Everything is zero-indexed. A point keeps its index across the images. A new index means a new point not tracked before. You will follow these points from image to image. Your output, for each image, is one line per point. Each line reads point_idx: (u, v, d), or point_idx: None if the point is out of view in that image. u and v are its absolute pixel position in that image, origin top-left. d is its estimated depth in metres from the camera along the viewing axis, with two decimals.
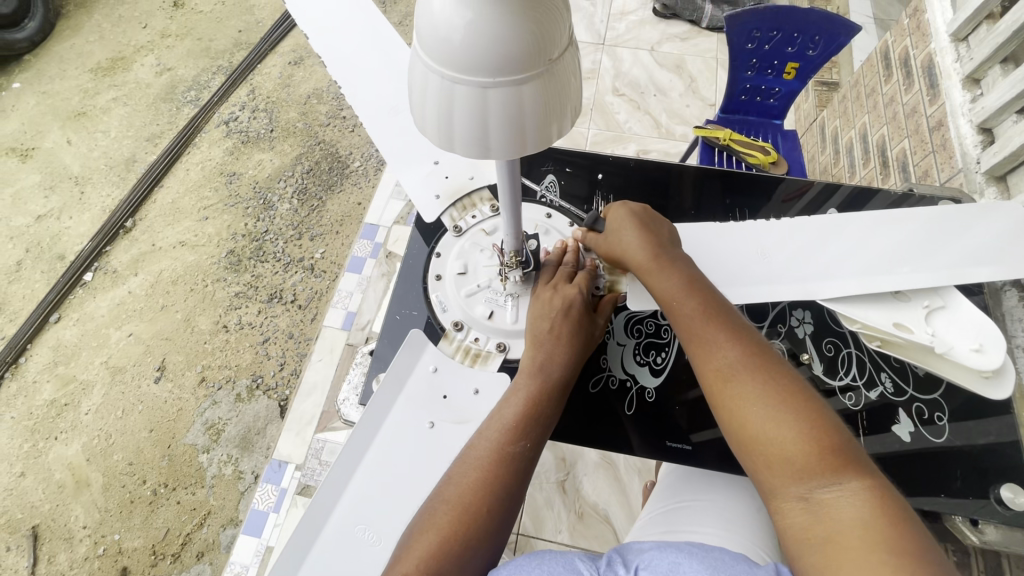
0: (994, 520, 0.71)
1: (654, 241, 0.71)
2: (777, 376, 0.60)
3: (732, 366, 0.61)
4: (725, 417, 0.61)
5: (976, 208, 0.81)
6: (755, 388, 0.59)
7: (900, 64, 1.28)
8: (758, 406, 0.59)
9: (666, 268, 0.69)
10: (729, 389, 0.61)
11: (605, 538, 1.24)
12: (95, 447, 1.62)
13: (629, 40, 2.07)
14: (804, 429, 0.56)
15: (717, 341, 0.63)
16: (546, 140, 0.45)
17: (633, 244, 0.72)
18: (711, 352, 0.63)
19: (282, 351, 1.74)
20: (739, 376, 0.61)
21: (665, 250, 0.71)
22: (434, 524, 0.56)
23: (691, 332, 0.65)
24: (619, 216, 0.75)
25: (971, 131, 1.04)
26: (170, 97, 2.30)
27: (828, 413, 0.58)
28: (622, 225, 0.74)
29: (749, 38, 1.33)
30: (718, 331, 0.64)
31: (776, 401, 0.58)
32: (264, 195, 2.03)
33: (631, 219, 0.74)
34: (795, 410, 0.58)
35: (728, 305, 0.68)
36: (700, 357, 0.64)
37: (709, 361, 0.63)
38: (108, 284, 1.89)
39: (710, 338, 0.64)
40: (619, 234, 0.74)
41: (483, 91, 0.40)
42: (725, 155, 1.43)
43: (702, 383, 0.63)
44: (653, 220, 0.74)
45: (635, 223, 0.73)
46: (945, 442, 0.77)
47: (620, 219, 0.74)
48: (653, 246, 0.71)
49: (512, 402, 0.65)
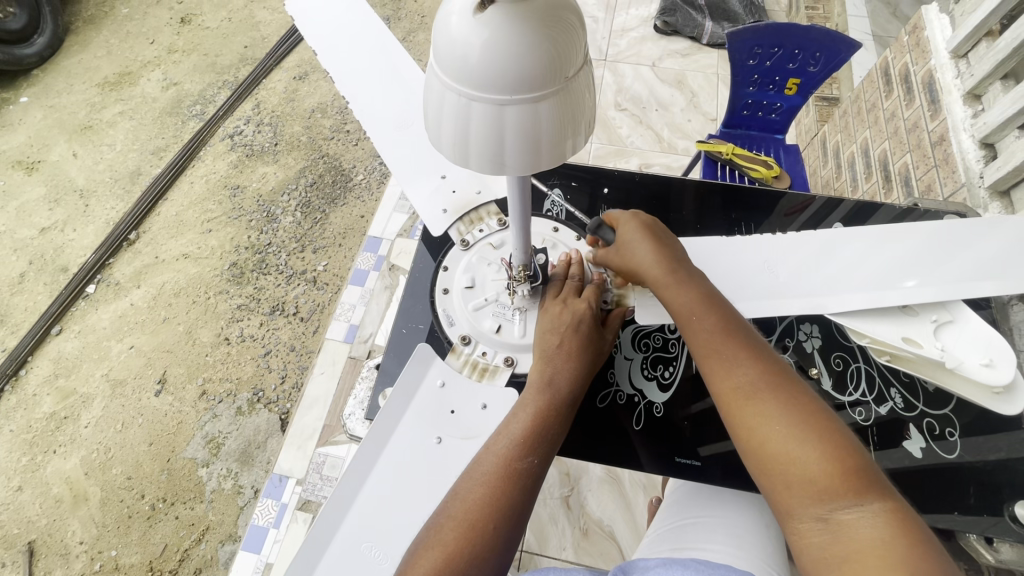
0: (1009, 539, 0.70)
1: (667, 256, 0.70)
2: (795, 396, 0.60)
3: (750, 385, 0.61)
4: (741, 435, 0.60)
5: (981, 224, 0.81)
6: (773, 407, 0.59)
7: (900, 79, 1.30)
8: (777, 425, 0.58)
9: (681, 284, 0.68)
10: (746, 408, 0.60)
11: (611, 555, 1.22)
12: (94, 460, 1.61)
13: (631, 56, 2.09)
14: (823, 449, 0.56)
15: (734, 360, 0.63)
16: (560, 156, 0.45)
17: (645, 259, 0.71)
18: (726, 370, 0.63)
19: (284, 364, 1.73)
20: (756, 395, 0.60)
21: (677, 265, 0.70)
22: (441, 541, 0.56)
23: (706, 349, 0.65)
24: (630, 230, 0.73)
25: (974, 146, 1.05)
26: (176, 111, 2.32)
27: (847, 433, 0.58)
28: (632, 240, 0.73)
29: (751, 54, 1.35)
30: (734, 349, 0.64)
31: (794, 421, 0.58)
32: (267, 208, 2.04)
33: (642, 233, 0.73)
34: (813, 429, 0.57)
35: (744, 322, 0.67)
36: (716, 373, 0.63)
37: (724, 380, 0.62)
38: (110, 295, 1.89)
39: (726, 356, 0.63)
40: (630, 248, 0.73)
41: (499, 108, 0.40)
42: (728, 169, 1.44)
43: (718, 402, 0.63)
44: (664, 234, 0.73)
45: (647, 238, 0.72)
46: (957, 458, 0.76)
47: (630, 234, 0.73)
48: (665, 262, 0.70)
49: (520, 418, 0.65)
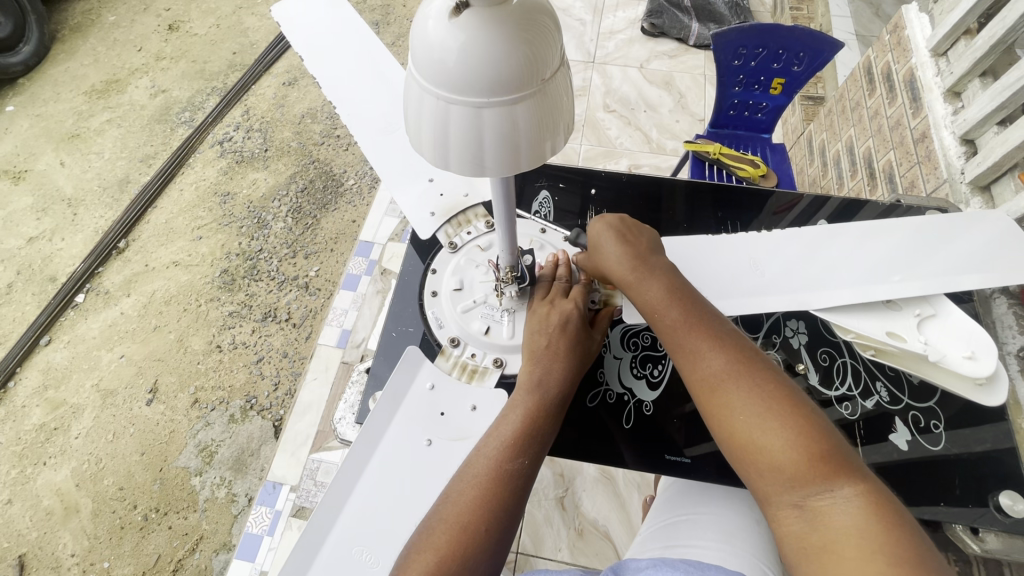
0: (994, 528, 0.71)
1: (633, 251, 0.71)
2: (765, 383, 0.60)
3: (718, 375, 0.61)
4: (715, 426, 0.61)
5: (961, 219, 0.82)
6: (742, 398, 0.59)
7: (883, 78, 1.31)
8: (745, 413, 0.58)
9: (648, 277, 0.69)
10: (715, 398, 0.61)
11: (606, 555, 1.23)
12: (85, 472, 1.59)
13: (619, 58, 2.11)
14: (793, 436, 0.56)
15: (702, 350, 0.63)
16: (540, 157, 0.45)
17: (613, 256, 0.72)
18: (697, 360, 0.63)
19: (276, 371, 1.73)
20: (726, 385, 0.61)
21: (644, 259, 0.70)
22: (433, 543, 0.56)
23: (674, 340, 0.65)
24: (597, 229, 0.75)
25: (955, 142, 1.07)
26: (165, 118, 2.31)
27: (818, 417, 0.58)
28: (600, 237, 0.74)
29: (736, 55, 1.36)
30: (702, 340, 0.64)
31: (763, 408, 0.58)
32: (258, 214, 2.03)
33: (609, 231, 0.73)
34: (782, 417, 0.57)
35: (711, 308, 0.68)
36: (685, 364, 0.64)
37: (695, 371, 0.63)
38: (99, 305, 1.88)
39: (696, 347, 0.64)
40: (598, 245, 0.73)
41: (477, 110, 0.40)
42: (716, 169, 1.45)
43: (690, 393, 0.64)
44: (631, 229, 0.74)
45: (614, 234, 0.73)
46: (941, 450, 0.77)
47: (598, 232, 0.74)
48: (632, 256, 0.71)
49: (508, 420, 0.65)
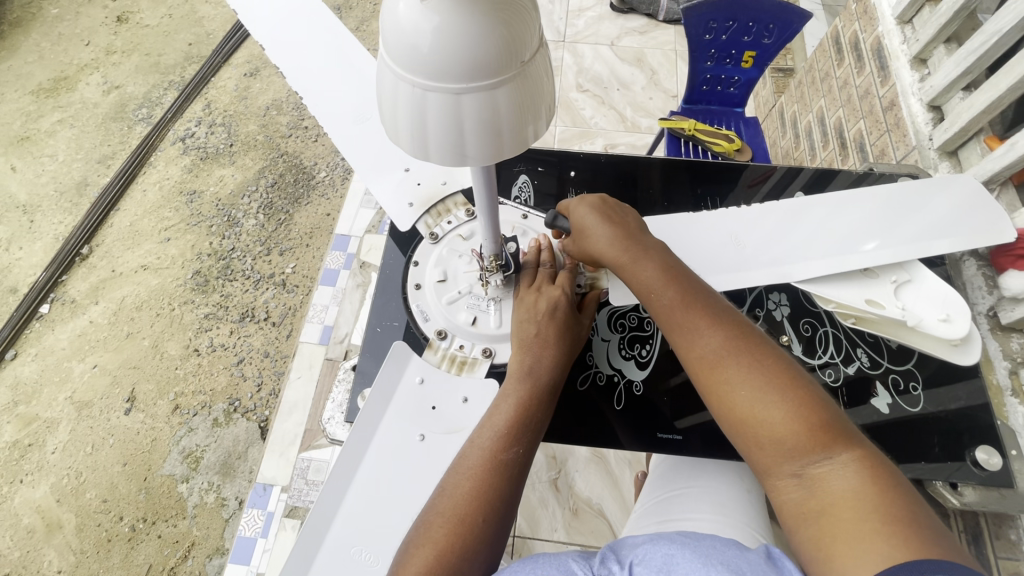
0: (972, 481, 0.74)
1: (624, 233, 0.71)
2: (762, 358, 0.61)
3: (716, 352, 0.62)
4: (714, 402, 0.61)
5: (932, 183, 0.84)
6: (741, 374, 0.60)
7: (851, 47, 1.32)
8: (744, 388, 0.59)
9: (641, 258, 0.68)
10: (713, 375, 0.61)
11: (601, 532, 1.25)
12: (66, 486, 1.55)
13: (589, 36, 2.08)
14: (790, 407, 0.57)
15: (699, 327, 0.64)
16: (522, 142, 0.44)
17: (603, 239, 0.71)
18: (695, 339, 0.63)
19: (259, 371, 1.69)
20: (724, 361, 0.61)
21: (635, 241, 0.70)
22: (430, 538, 0.55)
23: (671, 319, 0.65)
24: (582, 213, 0.74)
25: (922, 109, 1.09)
26: (120, 116, 2.21)
27: (813, 388, 0.59)
28: (588, 221, 0.73)
29: (707, 29, 1.35)
30: (700, 319, 0.64)
31: (762, 382, 0.59)
32: (228, 212, 1.97)
33: (596, 215, 0.73)
34: (779, 389, 0.58)
35: (704, 286, 0.68)
36: (682, 342, 0.64)
37: (693, 349, 0.63)
38: (66, 314, 1.81)
39: (693, 325, 0.64)
40: (585, 228, 0.73)
41: (456, 97, 0.39)
42: (691, 145, 1.45)
43: (689, 372, 0.64)
44: (618, 210, 0.73)
45: (602, 218, 0.72)
46: (921, 410, 0.79)
47: (583, 216, 0.73)
48: (624, 238, 0.70)
49: (502, 410, 0.64)
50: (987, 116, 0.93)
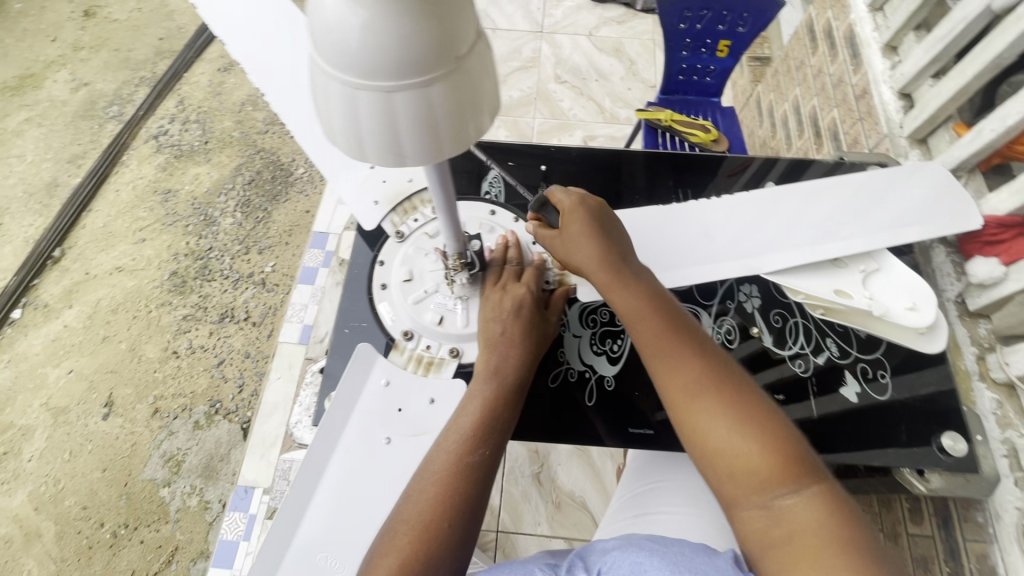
0: (938, 468, 0.75)
1: (611, 254, 0.70)
2: (735, 388, 0.60)
3: (690, 377, 0.61)
4: (684, 427, 0.60)
5: (901, 173, 0.85)
6: (715, 399, 0.59)
7: (825, 35, 1.32)
8: (715, 415, 0.58)
9: (624, 285, 0.68)
10: (686, 397, 0.61)
11: (584, 524, 1.26)
12: (44, 494, 1.52)
13: (567, 26, 2.06)
14: (760, 437, 0.56)
15: (675, 352, 0.63)
16: (463, 141, 0.43)
17: (591, 256, 0.70)
18: (670, 363, 0.63)
19: (240, 372, 1.67)
20: (697, 386, 0.61)
21: (622, 264, 0.70)
22: (395, 546, 0.52)
23: (649, 345, 0.65)
24: (575, 227, 0.73)
25: (893, 97, 1.09)
26: (90, 114, 2.15)
27: (784, 423, 0.59)
28: (579, 237, 0.72)
29: (681, 18, 1.34)
30: (680, 344, 0.64)
31: (733, 410, 0.58)
32: (204, 211, 1.93)
33: (588, 231, 0.72)
34: (750, 419, 0.58)
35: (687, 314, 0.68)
36: (657, 365, 0.64)
37: (668, 373, 0.63)
38: (40, 319, 1.77)
39: (669, 350, 0.63)
40: (575, 243, 0.72)
41: (388, 95, 0.37)
42: (668, 136, 1.44)
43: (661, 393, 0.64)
44: (609, 230, 0.73)
45: (593, 235, 0.72)
46: (889, 398, 0.80)
47: (576, 231, 0.72)
48: (611, 258, 0.70)
49: (467, 411, 0.63)
50: (955, 103, 0.94)
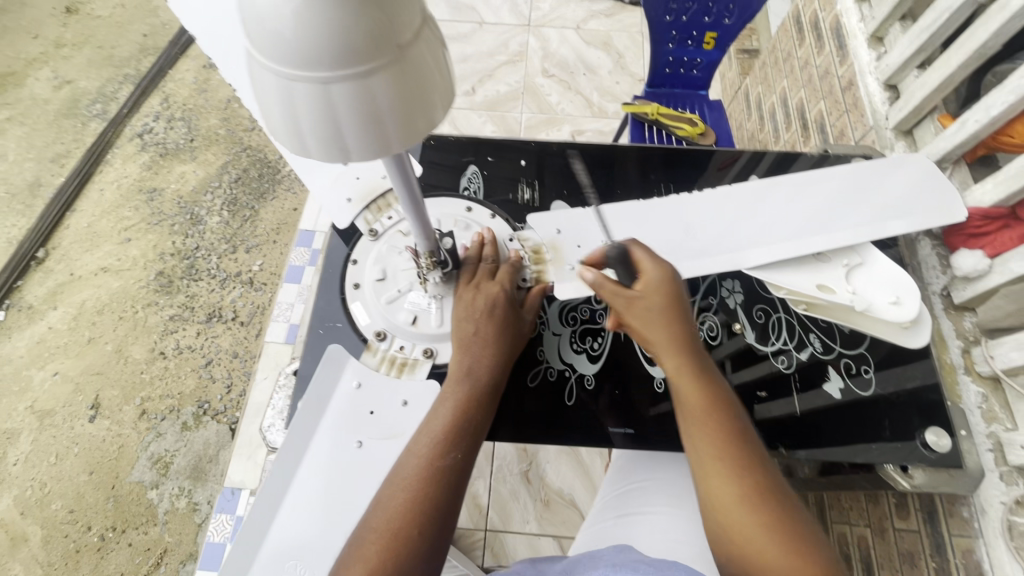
0: (923, 464, 0.74)
1: (677, 326, 0.65)
2: (777, 494, 0.56)
3: (732, 470, 0.57)
4: (716, 517, 0.56)
5: (885, 165, 0.83)
6: (762, 520, 0.54)
7: (811, 26, 1.31)
8: (750, 513, 0.54)
9: (683, 358, 0.64)
10: (733, 508, 0.55)
11: (572, 522, 1.25)
12: (30, 498, 1.50)
13: (555, 19, 2.04)
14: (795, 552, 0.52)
15: (718, 440, 0.59)
16: (413, 137, 0.41)
17: (655, 325, 0.65)
18: (712, 449, 0.59)
19: (228, 372, 1.65)
20: (738, 481, 0.57)
21: (686, 338, 0.65)
22: (363, 556, 0.51)
23: (697, 424, 0.61)
24: (648, 289, 0.66)
25: (879, 88, 1.08)
26: (73, 112, 2.11)
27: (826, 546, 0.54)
28: (649, 299, 0.66)
29: (667, 10, 1.32)
30: (735, 455, 0.58)
31: (771, 516, 0.54)
32: (190, 209, 1.91)
33: (659, 297, 0.66)
34: (786, 530, 0.53)
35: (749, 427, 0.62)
36: (706, 468, 0.59)
37: (710, 458, 0.59)
38: (24, 321, 1.74)
39: (712, 435, 0.60)
40: (641, 306, 0.66)
41: (325, 86, 0.35)
42: (655, 129, 1.43)
43: (703, 499, 0.58)
44: (680, 299, 0.67)
45: (664, 303, 0.65)
46: (872, 393, 0.79)
47: (648, 291, 0.66)
48: (676, 329, 0.65)
49: (440, 414, 0.62)
50: (939, 94, 0.93)
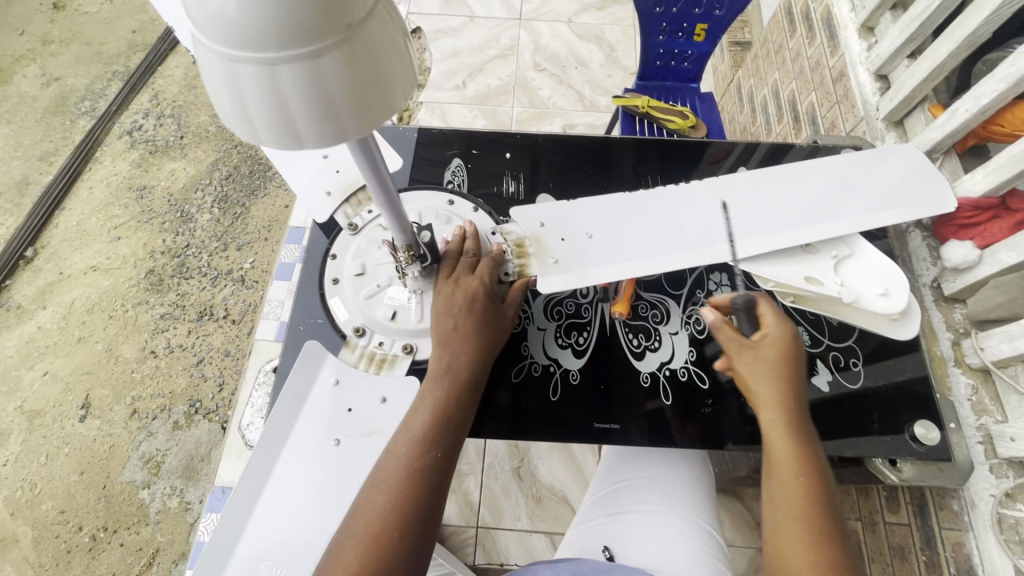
0: (912, 458, 0.73)
1: (785, 388, 0.62)
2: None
3: (810, 536, 0.54)
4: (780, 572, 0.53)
5: (873, 156, 0.82)
6: None
7: (803, 17, 1.29)
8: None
9: (784, 417, 0.61)
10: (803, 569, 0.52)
11: (565, 518, 1.24)
12: (20, 499, 1.48)
13: (548, 13, 2.02)
14: None
15: (803, 504, 0.56)
16: (370, 124, 0.39)
17: (762, 381, 0.63)
18: (794, 511, 0.56)
19: (219, 370, 1.64)
20: (814, 547, 0.53)
21: (793, 401, 0.62)
22: (343, 561, 0.50)
23: (781, 482, 0.58)
24: (766, 347, 0.64)
25: (870, 79, 1.06)
26: (61, 110, 2.09)
27: None
28: (762, 358, 0.64)
29: (657, 1, 1.30)
30: (817, 524, 0.54)
31: None
32: (180, 207, 1.89)
33: (774, 358, 0.63)
34: None
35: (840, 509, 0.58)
36: (781, 524, 0.56)
37: (788, 517, 0.56)
38: (13, 320, 1.72)
39: (797, 497, 0.56)
40: (752, 362, 0.64)
41: (271, 68, 0.34)
42: (646, 123, 1.42)
43: (771, 552, 0.56)
44: (795, 365, 0.64)
45: (777, 363, 0.63)
46: (861, 386, 0.78)
47: (765, 350, 0.64)
48: (784, 391, 0.62)
49: (420, 412, 0.61)
50: (929, 84, 0.91)
